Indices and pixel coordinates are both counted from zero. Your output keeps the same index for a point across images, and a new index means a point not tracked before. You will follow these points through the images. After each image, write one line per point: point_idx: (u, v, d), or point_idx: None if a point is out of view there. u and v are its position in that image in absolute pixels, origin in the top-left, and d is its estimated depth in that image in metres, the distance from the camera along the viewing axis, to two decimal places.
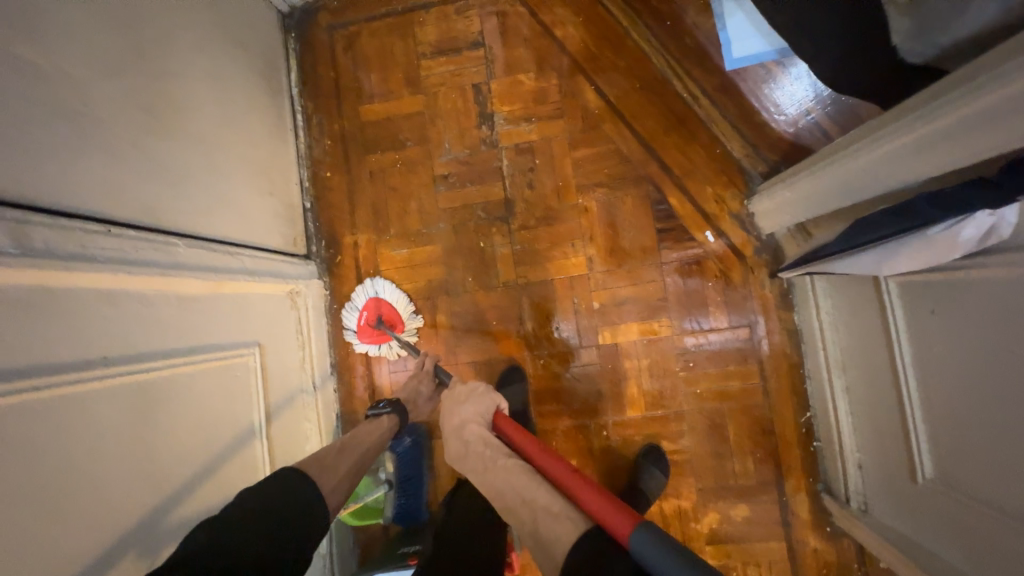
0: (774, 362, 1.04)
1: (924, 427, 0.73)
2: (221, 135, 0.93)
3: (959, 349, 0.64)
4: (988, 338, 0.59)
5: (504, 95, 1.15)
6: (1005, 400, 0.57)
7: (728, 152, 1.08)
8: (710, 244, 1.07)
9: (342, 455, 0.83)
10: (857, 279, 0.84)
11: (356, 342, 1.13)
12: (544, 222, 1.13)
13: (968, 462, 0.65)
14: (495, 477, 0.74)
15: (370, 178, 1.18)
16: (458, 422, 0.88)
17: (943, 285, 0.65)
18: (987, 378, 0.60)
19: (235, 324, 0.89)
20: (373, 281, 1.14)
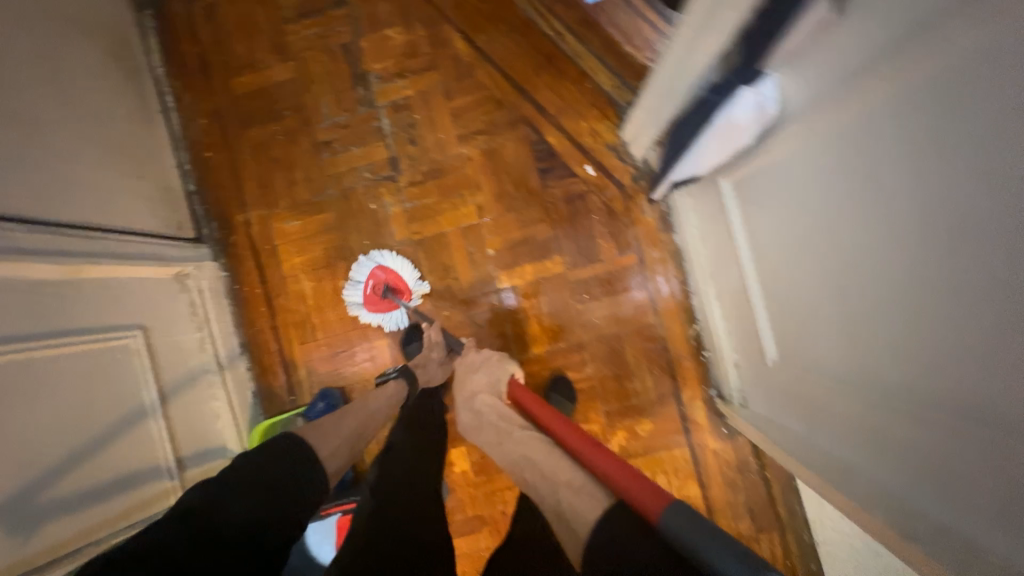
0: (660, 284, 1.09)
1: (763, 314, 0.80)
2: (77, 112, 0.92)
3: (771, 235, 0.69)
4: (781, 219, 0.64)
5: (375, 53, 1.15)
6: (804, 274, 0.63)
7: (597, 85, 1.10)
8: (590, 178, 1.10)
9: (342, 424, 0.81)
10: (702, 187, 0.88)
11: (362, 312, 1.12)
12: (432, 177, 1.14)
13: (797, 339, 0.72)
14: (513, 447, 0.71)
15: (252, 155, 1.17)
16: (470, 391, 0.89)
17: (749, 177, 0.70)
18: (803, 253, 0.61)
19: (111, 308, 0.88)
20: (376, 251, 1.13)
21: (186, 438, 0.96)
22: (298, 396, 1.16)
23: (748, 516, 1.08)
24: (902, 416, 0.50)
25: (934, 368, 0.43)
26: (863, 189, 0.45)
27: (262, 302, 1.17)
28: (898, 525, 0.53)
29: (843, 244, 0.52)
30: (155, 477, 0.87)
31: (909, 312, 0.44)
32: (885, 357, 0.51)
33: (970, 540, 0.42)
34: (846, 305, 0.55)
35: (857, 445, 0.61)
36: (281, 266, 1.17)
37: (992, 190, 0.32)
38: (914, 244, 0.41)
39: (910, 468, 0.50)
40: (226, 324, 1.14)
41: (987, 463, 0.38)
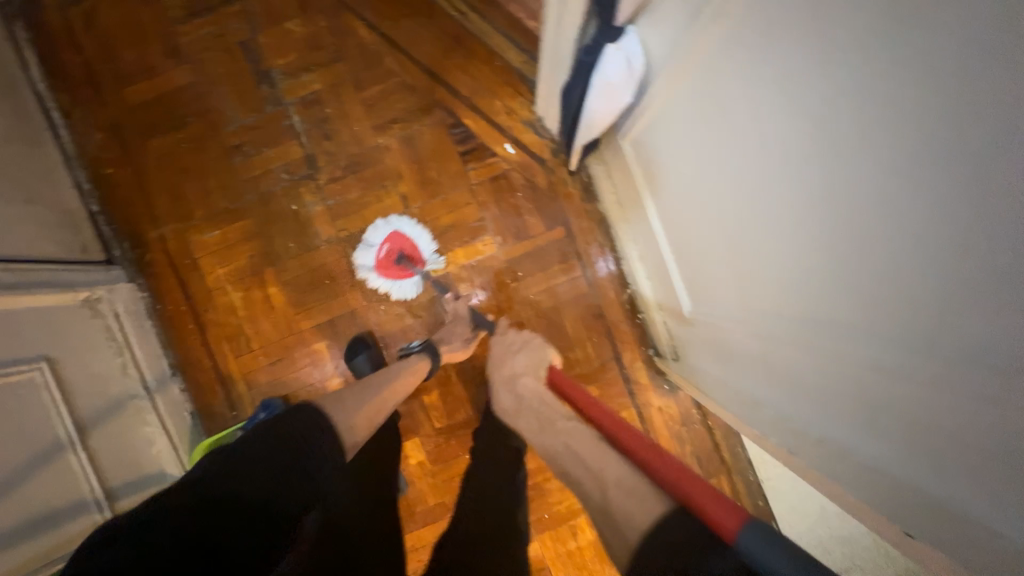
0: (590, 253, 1.11)
1: (679, 277, 0.85)
2: None
3: (678, 201, 0.74)
4: (688, 184, 0.68)
5: (276, 48, 1.10)
6: (712, 235, 0.68)
7: (507, 63, 1.10)
8: (511, 156, 1.11)
9: (364, 395, 0.79)
10: (611, 152, 0.91)
11: (373, 277, 1.08)
12: (352, 171, 1.12)
13: (707, 297, 0.77)
14: (555, 434, 0.72)
15: (157, 167, 1.11)
16: (510, 373, 0.93)
17: (650, 139, 0.73)
18: (708, 204, 0.65)
19: (23, 340, 0.83)
20: (394, 216, 1.10)
21: (115, 467, 0.92)
22: (240, 410, 1.13)
23: (695, 464, 1.14)
24: (802, 359, 0.56)
25: (832, 314, 0.49)
26: (772, 151, 0.49)
27: (190, 319, 1.13)
28: (800, 453, 0.62)
29: (750, 203, 0.56)
30: (82, 511, 0.83)
31: (811, 264, 0.49)
32: (784, 306, 0.57)
33: (866, 458, 0.50)
34: (752, 262, 0.60)
35: (763, 389, 0.68)
36: (205, 279, 1.13)
37: (893, 149, 0.35)
38: (818, 199, 0.45)
39: (811, 404, 0.57)
40: (148, 347, 1.09)
41: (882, 391, 0.44)
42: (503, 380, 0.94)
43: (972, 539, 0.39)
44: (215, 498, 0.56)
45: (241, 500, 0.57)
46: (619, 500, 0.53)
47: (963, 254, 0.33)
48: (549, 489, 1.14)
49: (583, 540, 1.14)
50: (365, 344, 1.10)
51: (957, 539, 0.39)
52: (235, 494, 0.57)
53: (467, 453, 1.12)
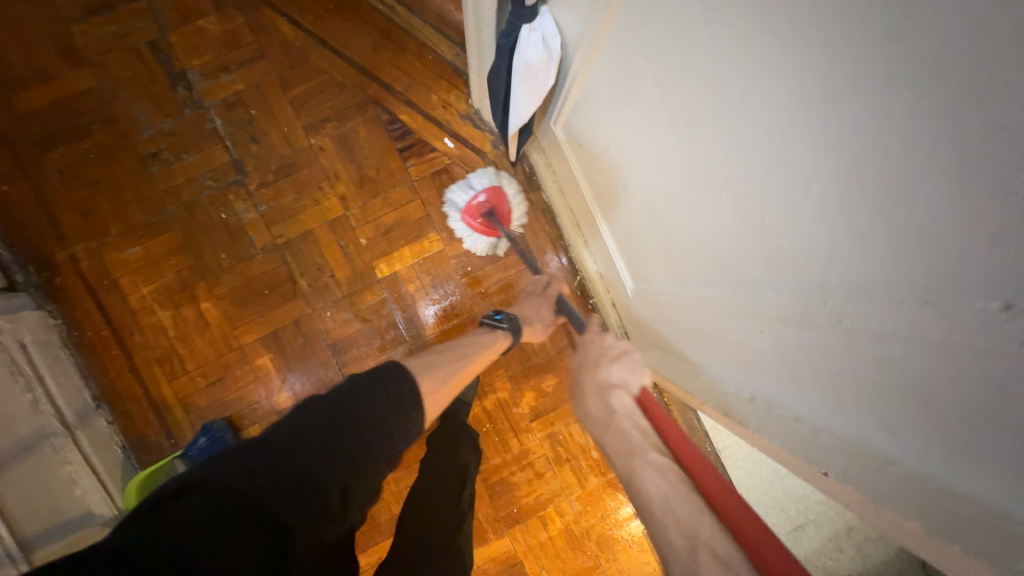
0: (538, 243, 1.12)
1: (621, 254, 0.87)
2: None
3: (612, 177, 0.75)
4: (619, 158, 0.69)
5: (191, 48, 1.03)
6: (645, 207, 0.69)
7: (440, 56, 1.09)
8: (451, 150, 1.09)
9: (446, 367, 0.78)
10: (546, 138, 0.91)
11: (459, 221, 1.07)
12: (284, 174, 1.07)
13: (647, 270, 0.79)
14: (641, 467, 0.62)
15: (62, 181, 1.01)
16: (606, 383, 0.80)
17: (581, 117, 0.73)
18: (645, 164, 0.63)
19: None
20: (506, 176, 1.08)
21: (27, 517, 0.82)
22: (179, 438, 1.05)
23: None
24: (732, 320, 0.58)
25: (756, 272, 0.50)
26: (691, 116, 0.49)
27: (113, 344, 1.03)
28: (730, 413, 0.65)
29: (675, 170, 0.57)
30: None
31: (735, 224, 0.50)
32: (716, 270, 0.58)
33: (794, 409, 0.52)
34: (683, 230, 0.61)
35: (702, 355, 0.70)
36: (128, 300, 1.04)
37: (796, 102, 0.36)
38: (735, 159, 0.46)
39: (746, 362, 0.59)
40: (61, 378, 0.98)
41: (805, 341, 0.46)
42: (597, 389, 0.81)
43: (877, 472, 0.41)
44: (262, 456, 0.52)
45: (270, 454, 0.52)
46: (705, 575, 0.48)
47: (868, 183, 0.33)
48: (515, 482, 1.13)
49: (554, 530, 1.13)
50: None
51: (903, 473, 0.39)
52: (274, 450, 0.53)
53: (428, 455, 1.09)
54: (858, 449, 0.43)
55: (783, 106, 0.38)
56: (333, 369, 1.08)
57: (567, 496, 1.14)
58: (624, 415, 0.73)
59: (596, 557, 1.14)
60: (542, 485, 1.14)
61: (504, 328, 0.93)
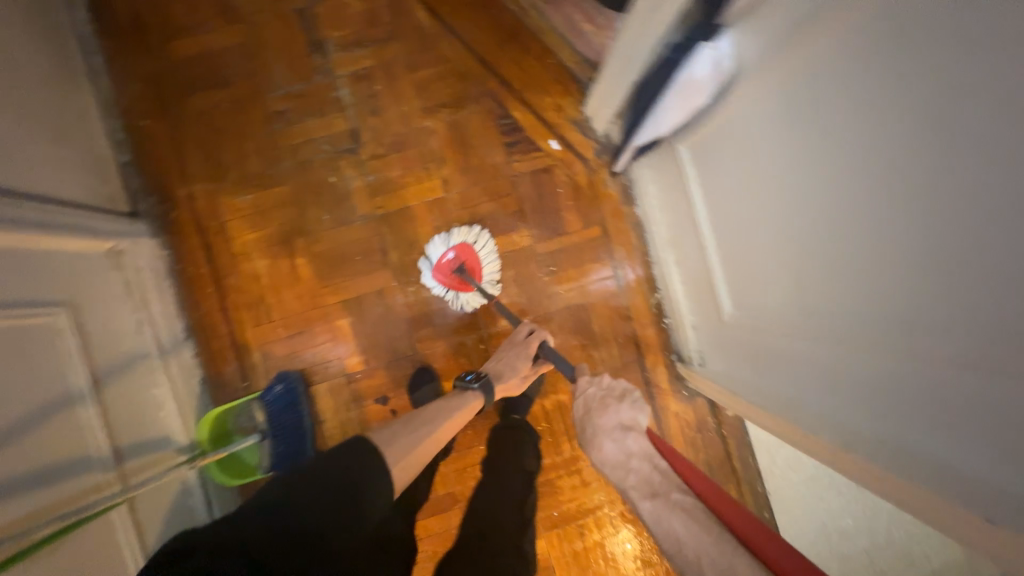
0: (623, 254, 1.13)
1: (719, 277, 0.86)
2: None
3: (734, 201, 0.74)
4: (750, 185, 0.69)
5: (333, 21, 1.10)
6: (771, 237, 0.68)
7: (560, 62, 1.13)
8: (555, 152, 1.13)
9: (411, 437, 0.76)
10: (662, 157, 0.93)
11: (431, 277, 1.09)
12: (394, 150, 1.11)
13: (755, 298, 0.78)
14: (668, 511, 0.65)
15: (196, 125, 1.08)
16: (616, 425, 0.81)
17: (713, 141, 0.74)
18: (771, 199, 0.65)
19: (30, 281, 0.77)
20: (477, 232, 1.09)
21: (121, 429, 0.87)
22: (253, 381, 1.08)
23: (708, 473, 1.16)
24: (865, 358, 0.56)
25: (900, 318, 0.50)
26: (826, 162, 0.53)
27: (209, 283, 1.08)
28: (849, 443, 0.63)
29: (822, 207, 0.56)
30: (89, 473, 0.78)
31: (867, 267, 0.52)
32: (850, 306, 0.57)
33: (932, 453, 0.50)
34: (815, 264, 0.60)
35: (810, 387, 0.69)
36: (232, 243, 1.09)
37: (955, 157, 0.39)
38: (909, 206, 0.44)
39: (869, 400, 0.58)
40: (160, 305, 1.03)
41: (961, 391, 0.44)
42: (606, 431, 0.81)
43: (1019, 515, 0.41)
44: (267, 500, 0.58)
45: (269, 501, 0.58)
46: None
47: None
48: (560, 487, 1.13)
49: (590, 540, 1.13)
50: (430, 374, 1.11)
51: None
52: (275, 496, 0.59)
53: (482, 443, 1.09)
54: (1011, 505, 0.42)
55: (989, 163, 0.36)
56: (407, 343, 1.12)
57: (608, 509, 1.14)
58: (642, 456, 0.75)
59: None
60: (586, 494, 1.14)
61: (474, 389, 0.92)
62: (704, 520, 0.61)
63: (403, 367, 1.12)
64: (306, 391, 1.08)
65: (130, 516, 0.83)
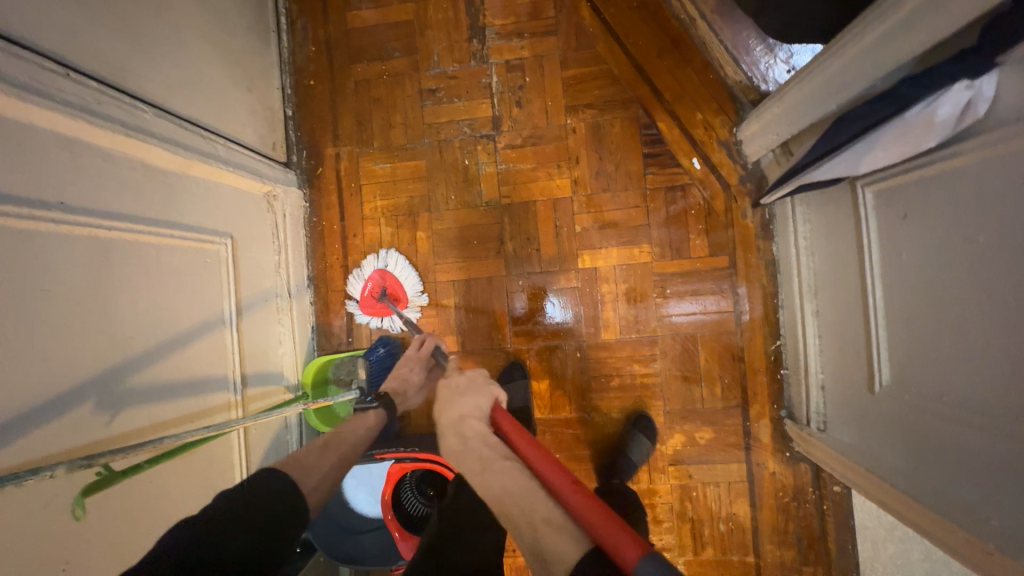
0: (747, 293, 1.05)
1: (895, 337, 0.73)
2: (202, 27, 0.90)
3: (944, 255, 0.62)
4: (974, 242, 0.57)
5: (499, 8, 1.12)
6: (981, 309, 0.57)
7: (720, 78, 1.06)
8: (695, 172, 1.07)
9: (325, 456, 0.74)
10: (832, 198, 0.85)
11: (358, 311, 1.12)
12: (530, 143, 1.11)
13: (938, 373, 0.65)
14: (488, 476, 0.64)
15: (354, 91, 1.15)
16: (458, 414, 0.75)
17: (933, 186, 0.62)
18: (975, 268, 0.57)
19: (204, 211, 0.85)
20: (388, 254, 1.13)
21: (249, 358, 0.94)
22: (356, 338, 1.14)
23: (794, 546, 1.05)
24: None
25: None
26: None
27: (337, 240, 1.15)
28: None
29: None
30: (223, 393, 0.85)
31: None
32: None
33: None
34: (1013, 349, 0.53)
35: (1000, 495, 0.56)
36: (363, 207, 1.15)
37: None
38: None
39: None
40: (296, 250, 1.11)
41: None
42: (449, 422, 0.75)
43: None
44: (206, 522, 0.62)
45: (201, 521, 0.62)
46: (549, 544, 0.54)
47: None
48: None
49: None
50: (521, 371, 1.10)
51: None
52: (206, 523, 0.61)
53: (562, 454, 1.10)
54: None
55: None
56: (505, 333, 1.11)
57: (674, 553, 1.08)
58: (476, 437, 0.71)
59: None
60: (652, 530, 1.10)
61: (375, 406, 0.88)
62: (522, 484, 0.61)
63: (497, 358, 1.12)
64: None
65: (244, 439, 0.90)
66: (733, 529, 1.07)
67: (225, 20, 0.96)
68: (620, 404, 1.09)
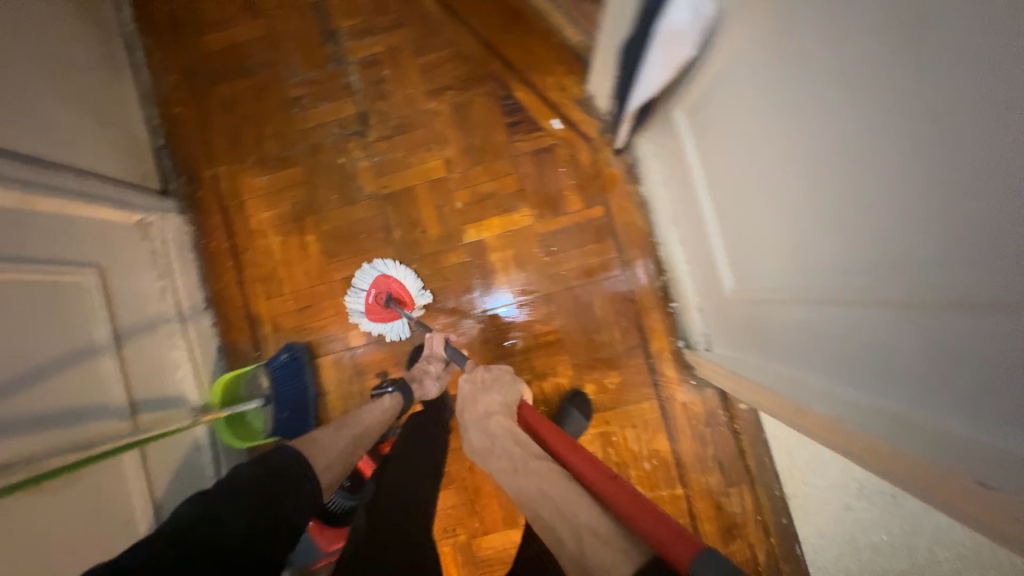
0: (626, 236, 1.09)
1: (726, 244, 0.79)
2: (41, 70, 0.91)
3: (732, 157, 0.68)
4: (745, 134, 0.62)
5: (346, 11, 1.16)
6: (760, 196, 0.63)
7: (563, 41, 1.11)
8: (557, 132, 1.12)
9: (337, 437, 0.83)
10: (659, 129, 0.91)
11: (365, 321, 1.10)
12: (399, 132, 1.15)
13: (757, 265, 0.71)
14: (528, 478, 0.67)
15: (221, 113, 1.18)
16: (484, 411, 0.83)
17: (710, 94, 0.68)
18: (748, 162, 0.64)
19: (60, 243, 0.86)
20: (380, 261, 1.11)
21: (138, 382, 0.94)
22: (263, 351, 1.14)
23: (717, 469, 1.08)
24: (854, 319, 0.51)
25: (903, 271, 0.42)
26: (784, 114, 0.52)
27: (229, 258, 1.16)
28: (865, 420, 0.54)
29: (802, 152, 0.51)
30: (107, 420, 0.85)
31: (827, 217, 0.51)
32: (850, 262, 0.49)
33: (910, 412, 0.47)
34: (787, 224, 0.59)
35: (820, 361, 0.61)
36: (249, 221, 1.17)
37: (875, 85, 0.39)
38: (847, 147, 0.44)
39: (880, 372, 0.50)
40: (183, 274, 1.11)
41: (919, 334, 0.42)
42: (475, 422, 0.82)
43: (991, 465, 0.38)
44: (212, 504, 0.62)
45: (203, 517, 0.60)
46: (597, 555, 0.51)
47: (954, 149, 0.33)
48: None
49: None
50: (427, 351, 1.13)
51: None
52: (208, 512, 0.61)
53: None
54: (1017, 496, 0.35)
55: (983, 67, 0.30)
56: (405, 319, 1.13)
57: None
58: (506, 438, 0.76)
59: None
60: None
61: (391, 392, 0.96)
62: (564, 490, 0.61)
63: (404, 344, 1.14)
64: (311, 362, 1.13)
65: (144, 462, 0.90)
66: (658, 465, 1.09)
67: (68, 61, 0.98)
68: (529, 365, 1.11)
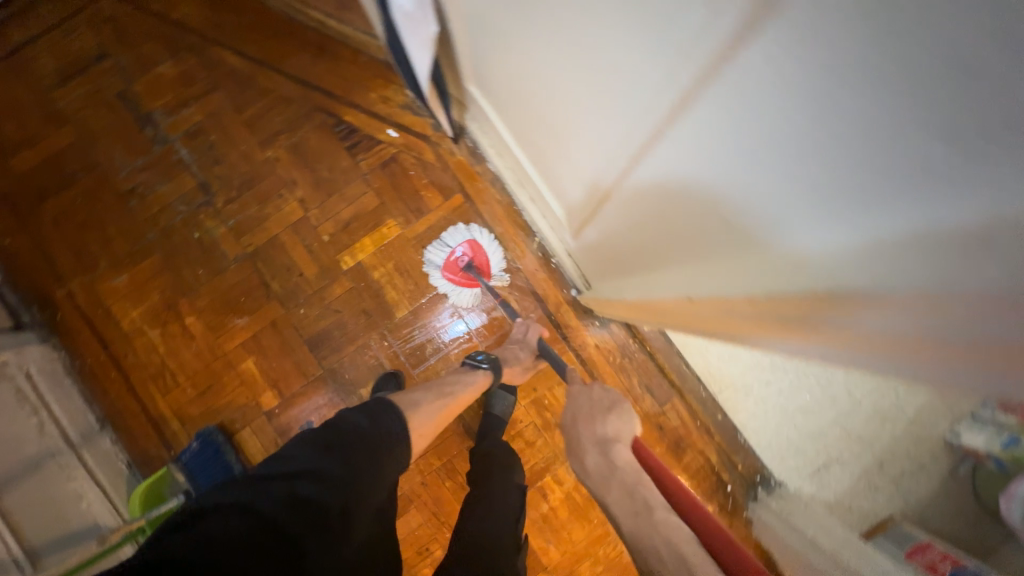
0: (489, 214, 1.14)
1: (577, 185, 0.77)
2: None
3: (535, 104, 0.72)
4: (528, 79, 0.67)
5: (155, 92, 1.15)
6: (566, 130, 0.67)
7: (371, 58, 1.16)
8: (395, 140, 1.15)
9: (427, 407, 0.81)
10: (472, 103, 0.97)
11: (440, 278, 1.12)
12: (245, 188, 1.14)
13: (597, 197, 0.73)
14: (655, 531, 0.52)
15: (56, 229, 1.13)
16: (604, 438, 0.70)
17: (487, 56, 0.73)
18: (543, 103, 0.68)
19: None
20: (476, 227, 1.13)
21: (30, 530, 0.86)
22: (176, 448, 1.09)
23: (647, 394, 1.13)
24: (681, 197, 0.51)
25: (685, 130, 0.42)
26: (537, 44, 0.56)
27: (112, 368, 1.11)
28: (747, 291, 0.52)
29: (564, 73, 0.55)
30: None
31: (608, 116, 0.53)
32: (644, 149, 0.51)
33: (765, 259, 0.46)
34: (593, 144, 0.62)
35: (690, 256, 0.59)
36: (120, 324, 1.12)
37: None
38: (580, 49, 0.48)
39: (723, 236, 0.49)
40: (61, 402, 1.04)
41: (721, 178, 0.43)
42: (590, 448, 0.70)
43: (856, 259, 0.36)
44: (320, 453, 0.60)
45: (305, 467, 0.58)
46: None
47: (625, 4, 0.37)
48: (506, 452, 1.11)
49: (555, 500, 1.10)
50: (396, 379, 1.06)
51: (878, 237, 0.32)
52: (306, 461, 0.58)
53: None
54: (898, 271, 0.33)
55: None
56: (309, 364, 1.12)
57: (563, 463, 1.11)
58: (626, 479, 0.61)
59: (603, 526, 1.09)
60: (537, 454, 1.11)
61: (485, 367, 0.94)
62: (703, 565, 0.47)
63: (318, 388, 1.11)
64: (229, 441, 1.08)
65: None
66: None
67: None
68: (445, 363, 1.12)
